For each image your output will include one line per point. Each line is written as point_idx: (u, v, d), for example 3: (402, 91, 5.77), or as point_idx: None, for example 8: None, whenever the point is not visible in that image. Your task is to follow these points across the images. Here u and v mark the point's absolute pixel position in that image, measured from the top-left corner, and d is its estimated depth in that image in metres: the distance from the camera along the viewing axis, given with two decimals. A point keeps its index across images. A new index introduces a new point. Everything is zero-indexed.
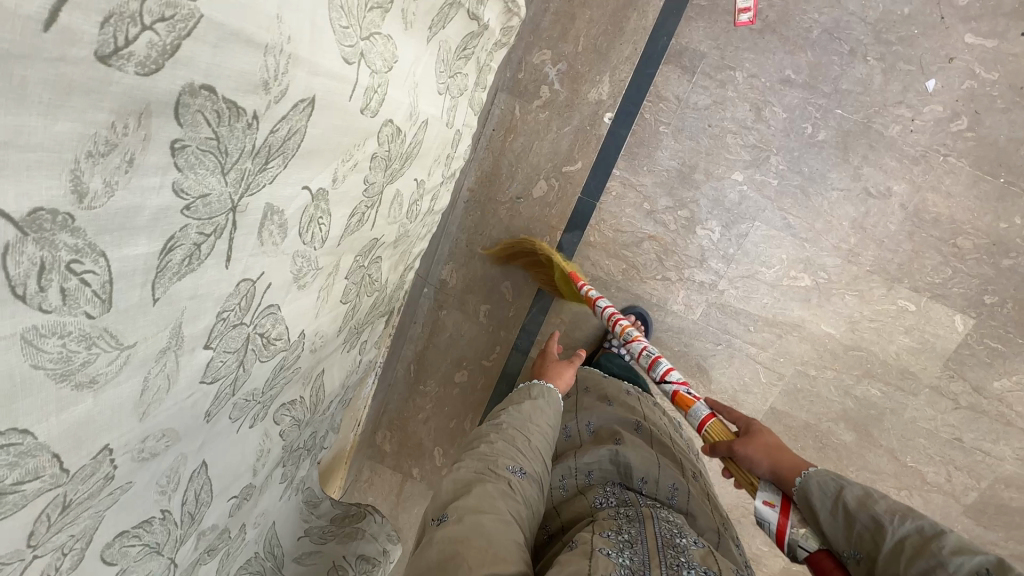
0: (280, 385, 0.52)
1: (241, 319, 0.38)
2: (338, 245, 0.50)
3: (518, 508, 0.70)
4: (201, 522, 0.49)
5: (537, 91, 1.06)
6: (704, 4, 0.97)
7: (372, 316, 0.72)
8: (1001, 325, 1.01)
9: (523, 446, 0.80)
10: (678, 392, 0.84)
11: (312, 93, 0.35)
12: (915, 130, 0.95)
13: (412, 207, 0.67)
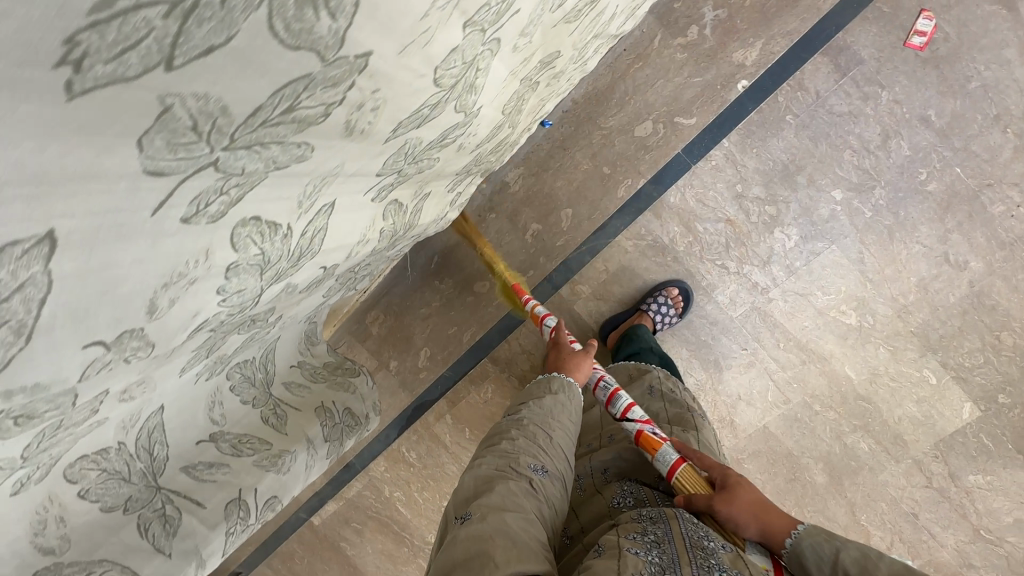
0: (415, 161, 0.49)
1: (449, 29, 0.36)
2: (524, 36, 0.47)
3: (541, 508, 0.69)
4: (299, 276, 0.45)
5: (686, 27, 0.99)
6: (886, 10, 0.93)
7: (484, 164, 0.68)
8: (1001, 427, 1.06)
9: (546, 441, 0.76)
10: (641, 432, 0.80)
11: None
12: (1015, 216, 0.97)
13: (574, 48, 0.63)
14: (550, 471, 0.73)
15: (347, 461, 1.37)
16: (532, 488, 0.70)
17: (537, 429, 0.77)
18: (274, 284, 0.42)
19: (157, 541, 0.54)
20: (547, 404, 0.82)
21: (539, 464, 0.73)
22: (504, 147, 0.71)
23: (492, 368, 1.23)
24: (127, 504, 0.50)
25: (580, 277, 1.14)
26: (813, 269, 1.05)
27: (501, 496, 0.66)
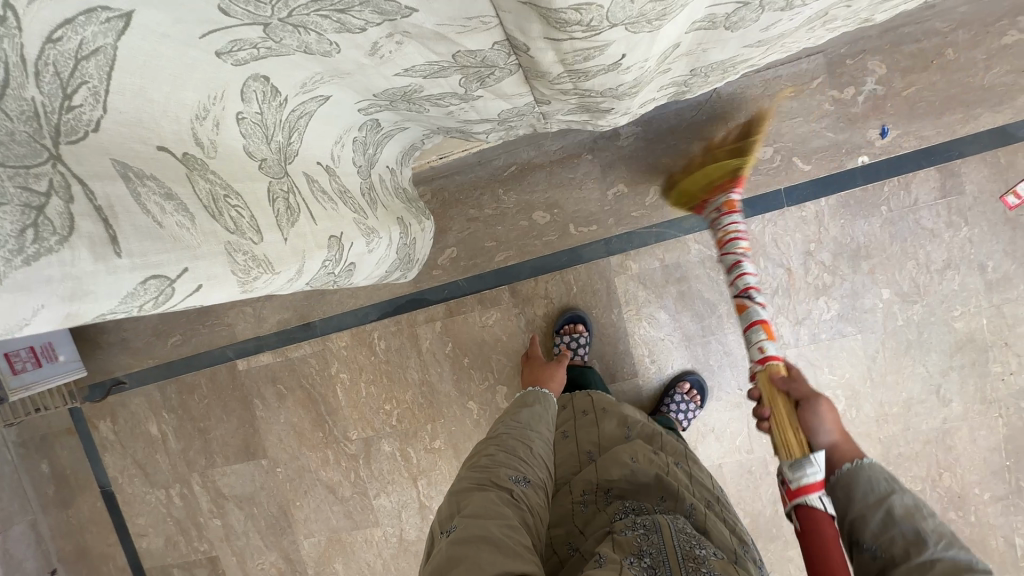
0: (755, 20, 0.47)
1: None
2: None
3: (528, 518, 0.71)
4: (628, 41, 0.41)
5: (844, 84, 1.03)
6: (1004, 161, 1.02)
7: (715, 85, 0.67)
8: None
9: (524, 455, 0.82)
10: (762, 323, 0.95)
11: None
12: (1005, 381, 1.09)
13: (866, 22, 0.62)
14: (532, 482, 0.78)
15: (308, 321, 1.25)
16: (516, 497, 0.73)
17: (512, 445, 0.83)
18: (614, 31, 0.38)
19: (279, 218, 0.46)
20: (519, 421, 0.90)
21: (520, 476, 0.77)
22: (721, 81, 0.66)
23: (506, 298, 1.18)
24: (263, 163, 0.45)
25: (635, 255, 1.13)
26: (833, 347, 1.12)
27: (488, 505, 0.69)
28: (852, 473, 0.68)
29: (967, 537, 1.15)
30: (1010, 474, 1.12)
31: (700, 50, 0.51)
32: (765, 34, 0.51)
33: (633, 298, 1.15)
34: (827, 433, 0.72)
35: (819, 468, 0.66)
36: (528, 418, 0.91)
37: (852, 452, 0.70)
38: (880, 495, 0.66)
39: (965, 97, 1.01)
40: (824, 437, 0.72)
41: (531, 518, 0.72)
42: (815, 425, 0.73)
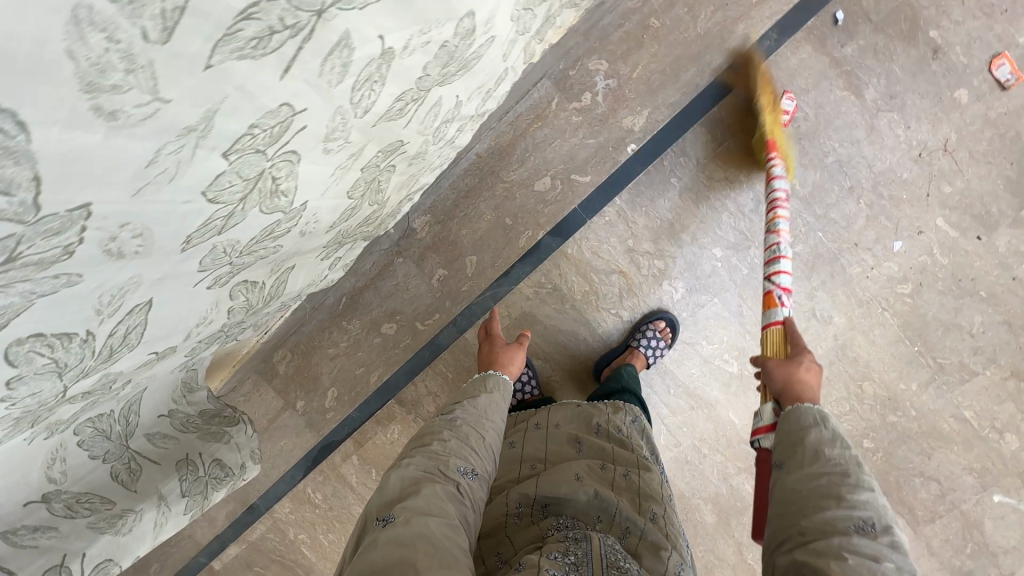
0: (257, 251, 0.47)
1: (264, 147, 0.35)
2: (372, 125, 0.45)
3: (470, 513, 0.71)
4: (111, 364, 0.43)
5: (580, 93, 1.06)
6: (755, 90, 1.03)
7: (360, 231, 0.67)
8: (865, 469, 1.16)
9: (477, 446, 0.80)
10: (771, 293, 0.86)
11: None
12: (870, 277, 1.07)
13: (443, 125, 0.59)
14: (478, 473, 0.77)
15: (250, 503, 1.32)
16: (460, 489, 0.72)
17: (467, 429, 0.82)
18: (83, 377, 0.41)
19: None
20: (476, 405, 0.87)
21: (467, 467, 0.76)
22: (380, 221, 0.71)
23: (399, 409, 1.23)
24: None
25: (484, 321, 1.17)
26: (698, 320, 1.12)
27: (433, 498, 0.67)
28: (794, 408, 0.69)
29: (918, 429, 1.13)
30: (925, 357, 1.09)
31: (283, 262, 0.55)
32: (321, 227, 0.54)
33: None
34: (780, 380, 0.73)
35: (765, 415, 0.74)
36: (488, 402, 0.88)
37: (792, 397, 0.71)
38: (807, 424, 0.66)
39: (687, 51, 1.03)
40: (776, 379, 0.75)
41: (474, 511, 0.72)
42: (767, 374, 0.76)
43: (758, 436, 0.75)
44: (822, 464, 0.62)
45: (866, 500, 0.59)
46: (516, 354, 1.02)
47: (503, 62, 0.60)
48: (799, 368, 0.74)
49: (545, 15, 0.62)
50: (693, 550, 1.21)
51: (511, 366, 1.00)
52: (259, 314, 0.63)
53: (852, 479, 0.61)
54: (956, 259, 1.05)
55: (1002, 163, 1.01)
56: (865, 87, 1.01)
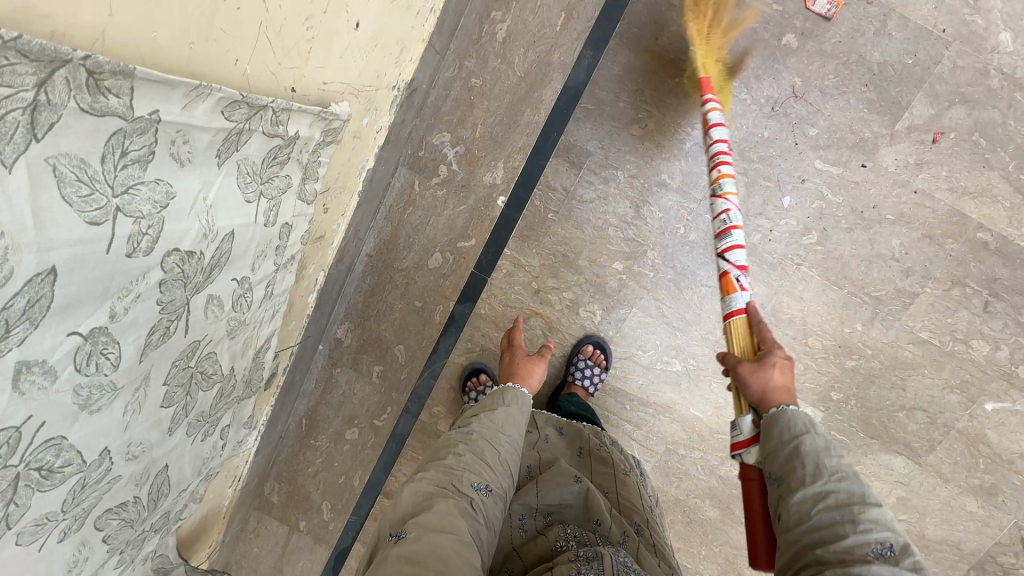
0: (93, 496, 0.54)
1: (5, 461, 0.40)
2: (139, 362, 0.51)
3: (484, 530, 0.69)
4: None
5: (436, 169, 1.10)
6: (592, 108, 1.04)
7: (220, 403, 0.74)
8: (845, 419, 1.12)
9: (492, 459, 0.78)
10: (727, 275, 0.80)
11: (51, 263, 0.37)
12: (773, 239, 1.06)
13: (240, 301, 0.65)
14: (494, 488, 0.75)
15: None
16: (474, 506, 0.70)
17: (482, 442, 0.80)
18: None
19: None
20: (493, 421, 0.84)
21: (482, 482, 0.74)
22: (240, 384, 0.78)
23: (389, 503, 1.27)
24: None
25: (433, 399, 1.22)
26: (627, 333, 1.13)
27: (446, 516, 0.66)
28: (777, 416, 0.63)
29: (882, 366, 1.09)
30: (859, 295, 1.06)
31: (148, 471, 0.63)
32: (157, 438, 0.61)
33: None
34: (757, 388, 0.67)
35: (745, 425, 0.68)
36: (503, 415, 0.85)
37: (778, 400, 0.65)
38: (795, 433, 0.61)
39: (516, 97, 1.05)
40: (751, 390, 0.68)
41: (487, 529, 0.70)
42: (738, 379, 0.69)
43: (740, 451, 0.68)
44: (824, 480, 0.56)
45: (879, 517, 0.53)
46: (537, 366, 1.00)
47: (272, 224, 0.64)
48: (778, 374, 0.67)
49: (302, 162, 0.66)
50: (710, 549, 1.20)
51: (531, 377, 0.98)
52: (156, 511, 0.70)
53: (860, 496, 0.55)
54: (849, 193, 1.02)
55: (856, 88, 0.98)
56: (693, 67, 1.01)
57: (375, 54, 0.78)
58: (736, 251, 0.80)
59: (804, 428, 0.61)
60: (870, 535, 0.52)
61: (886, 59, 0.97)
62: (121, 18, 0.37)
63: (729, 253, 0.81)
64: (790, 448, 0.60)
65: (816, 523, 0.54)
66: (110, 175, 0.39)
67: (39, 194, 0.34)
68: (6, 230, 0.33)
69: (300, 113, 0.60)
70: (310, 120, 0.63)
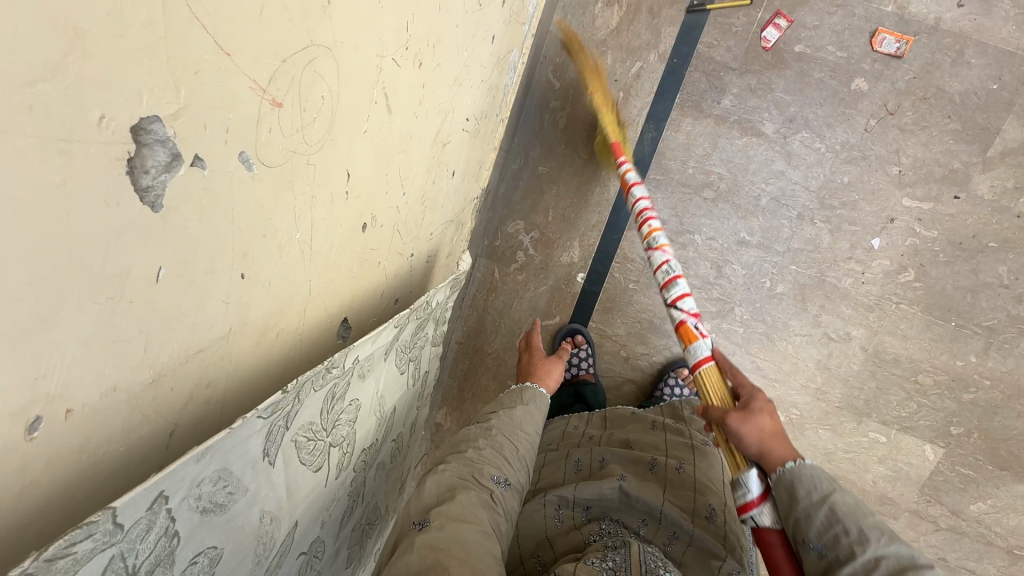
0: None
1: None
2: (338, 546, 0.56)
3: (502, 523, 0.64)
4: None
5: (513, 256, 1.14)
6: (661, 178, 1.05)
7: (382, 537, 0.79)
8: (969, 453, 1.08)
9: (511, 455, 0.74)
10: (685, 324, 0.76)
11: (297, 516, 0.42)
12: (866, 281, 1.03)
13: (395, 452, 0.69)
14: (511, 481, 0.71)
15: None
16: (493, 498, 0.65)
17: (500, 439, 0.75)
18: None
19: None
20: (508, 419, 0.80)
21: (501, 475, 0.69)
22: (395, 515, 0.84)
23: None
24: None
25: None
26: None
27: (462, 507, 0.61)
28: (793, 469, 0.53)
29: (1004, 395, 1.04)
30: (968, 327, 1.02)
31: None
32: None
33: None
34: (754, 441, 0.57)
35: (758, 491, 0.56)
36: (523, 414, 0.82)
37: (779, 458, 0.55)
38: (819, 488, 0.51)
39: (583, 178, 1.08)
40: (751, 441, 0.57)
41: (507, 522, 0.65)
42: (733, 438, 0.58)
43: (753, 512, 0.56)
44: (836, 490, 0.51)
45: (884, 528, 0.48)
46: (554, 368, 0.97)
47: (416, 380, 0.69)
48: (765, 418, 0.58)
49: (436, 319, 0.70)
50: None
51: (549, 379, 0.96)
52: None
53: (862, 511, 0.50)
54: (945, 226, 0.99)
55: (938, 121, 0.95)
56: (761, 124, 1.00)
57: (464, 184, 0.82)
58: (688, 299, 0.77)
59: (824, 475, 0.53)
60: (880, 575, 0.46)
61: (968, 88, 0.93)
62: (320, 293, 0.43)
63: (680, 302, 0.78)
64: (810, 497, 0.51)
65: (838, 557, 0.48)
66: (327, 420, 0.44)
67: (292, 470, 0.39)
68: (274, 512, 0.38)
69: (438, 288, 0.64)
70: (444, 288, 0.69)
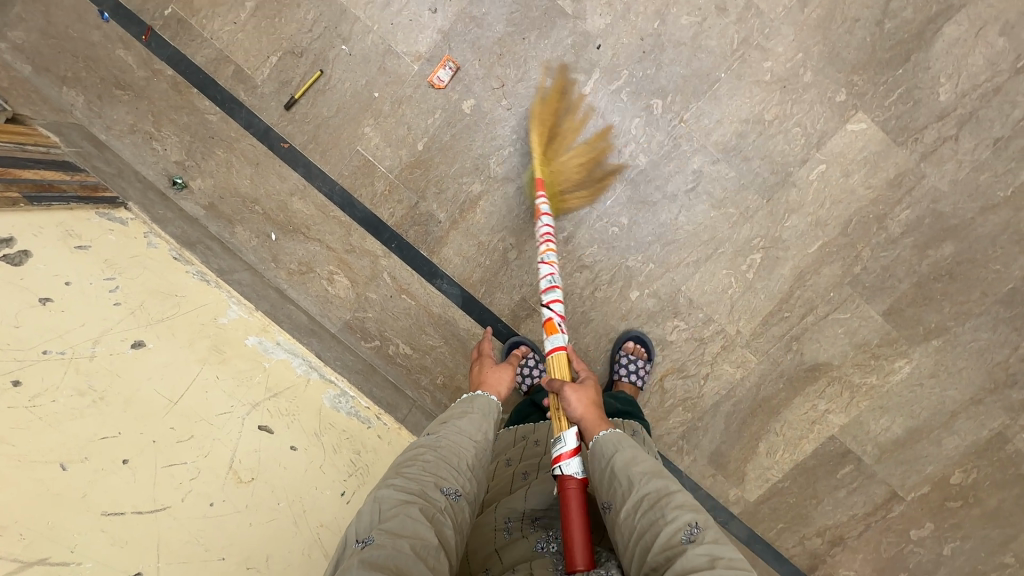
0: None
1: None
2: None
3: (450, 533, 0.62)
4: None
5: None
6: (486, 286, 1.15)
7: None
8: (876, 87, 1.01)
9: (466, 463, 0.70)
10: (552, 320, 0.90)
11: None
12: (649, 140, 1.06)
13: None
14: (463, 497, 0.67)
15: None
16: (442, 511, 0.63)
17: (453, 454, 0.70)
18: None
19: None
20: (467, 425, 0.75)
21: (452, 486, 0.67)
22: None
23: (827, 567, 1.21)
24: None
25: (724, 494, 1.20)
26: (706, 297, 1.11)
27: (415, 525, 0.59)
28: (596, 449, 0.71)
29: (822, 41, 1.00)
30: (734, 60, 1.02)
31: None
32: None
33: (765, 473, 1.18)
34: (579, 410, 0.78)
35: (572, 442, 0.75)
36: (477, 417, 0.76)
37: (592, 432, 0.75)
38: (606, 461, 0.69)
39: (462, 350, 1.17)
40: (576, 414, 0.77)
41: (455, 538, 0.63)
42: (566, 401, 0.79)
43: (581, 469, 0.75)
44: (638, 490, 0.64)
45: (682, 505, 0.60)
46: (505, 372, 0.91)
47: None
48: (591, 391, 0.81)
49: None
50: (994, 258, 1.05)
51: (500, 385, 0.89)
52: None
53: (666, 489, 0.63)
54: (623, 60, 1.03)
55: (526, 45, 1.04)
56: (472, 191, 1.11)
57: None
58: (556, 301, 0.91)
59: (614, 448, 0.69)
60: (678, 523, 0.59)
61: (508, 16, 1.04)
62: None
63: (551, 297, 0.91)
64: (613, 485, 0.66)
65: (642, 527, 0.61)
66: None
67: None
68: None
69: None
70: None
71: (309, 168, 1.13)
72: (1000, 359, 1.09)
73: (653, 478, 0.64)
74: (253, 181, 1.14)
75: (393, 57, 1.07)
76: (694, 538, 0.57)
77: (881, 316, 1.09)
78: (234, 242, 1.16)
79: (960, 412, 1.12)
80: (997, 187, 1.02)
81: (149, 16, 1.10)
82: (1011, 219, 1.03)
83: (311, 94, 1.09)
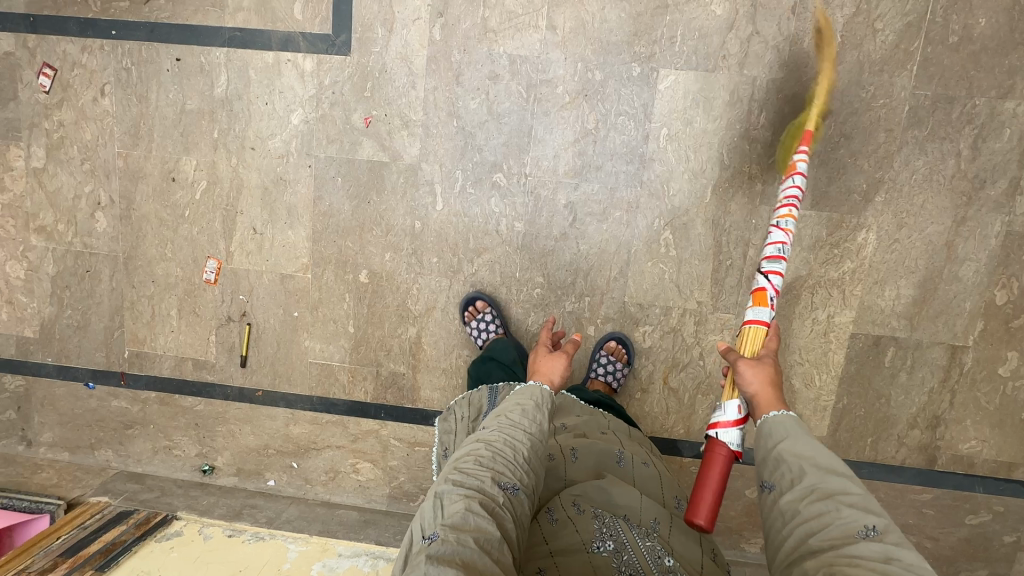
0: None
1: None
2: None
3: (510, 529, 0.59)
4: None
5: None
6: None
7: None
8: (660, 43, 1.04)
9: (525, 457, 0.66)
10: (763, 289, 0.82)
11: None
12: (515, 206, 1.12)
13: None
14: (522, 491, 0.63)
15: None
16: (502, 509, 0.59)
17: (508, 448, 0.66)
18: None
19: None
20: (520, 418, 0.70)
21: (510, 480, 0.62)
22: None
23: (945, 449, 1.12)
24: None
25: None
26: (652, 293, 1.12)
27: (478, 522, 0.56)
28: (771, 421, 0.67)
29: (591, 42, 1.05)
30: (534, 104, 1.08)
31: None
32: None
33: (818, 403, 1.13)
34: (757, 384, 0.72)
35: (730, 411, 0.75)
36: (527, 407, 0.72)
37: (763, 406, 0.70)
38: (779, 439, 0.64)
39: None
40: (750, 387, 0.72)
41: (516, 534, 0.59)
42: (743, 377, 0.73)
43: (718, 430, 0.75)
44: (815, 479, 0.59)
45: (862, 509, 0.55)
46: (559, 360, 0.86)
47: None
48: (770, 370, 0.74)
49: None
50: (874, 97, 1.01)
51: (555, 370, 0.85)
52: None
53: (849, 489, 0.57)
54: (452, 164, 1.12)
55: (374, 204, 1.16)
56: (411, 335, 1.20)
57: None
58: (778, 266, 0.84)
59: (789, 432, 0.64)
60: (856, 520, 0.54)
61: (347, 194, 1.16)
62: None
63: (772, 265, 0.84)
64: (782, 466, 0.62)
65: (812, 514, 0.56)
66: None
67: None
68: None
69: None
70: None
71: (287, 398, 1.27)
72: (950, 173, 1.02)
73: (819, 462, 0.60)
74: (255, 433, 1.29)
75: (291, 279, 1.21)
76: (871, 535, 0.53)
77: (813, 208, 1.06)
78: (273, 486, 1.32)
79: (955, 239, 1.04)
80: (826, 42, 1.00)
81: (116, 365, 1.31)
82: (861, 57, 1.00)
83: (253, 345, 1.25)
